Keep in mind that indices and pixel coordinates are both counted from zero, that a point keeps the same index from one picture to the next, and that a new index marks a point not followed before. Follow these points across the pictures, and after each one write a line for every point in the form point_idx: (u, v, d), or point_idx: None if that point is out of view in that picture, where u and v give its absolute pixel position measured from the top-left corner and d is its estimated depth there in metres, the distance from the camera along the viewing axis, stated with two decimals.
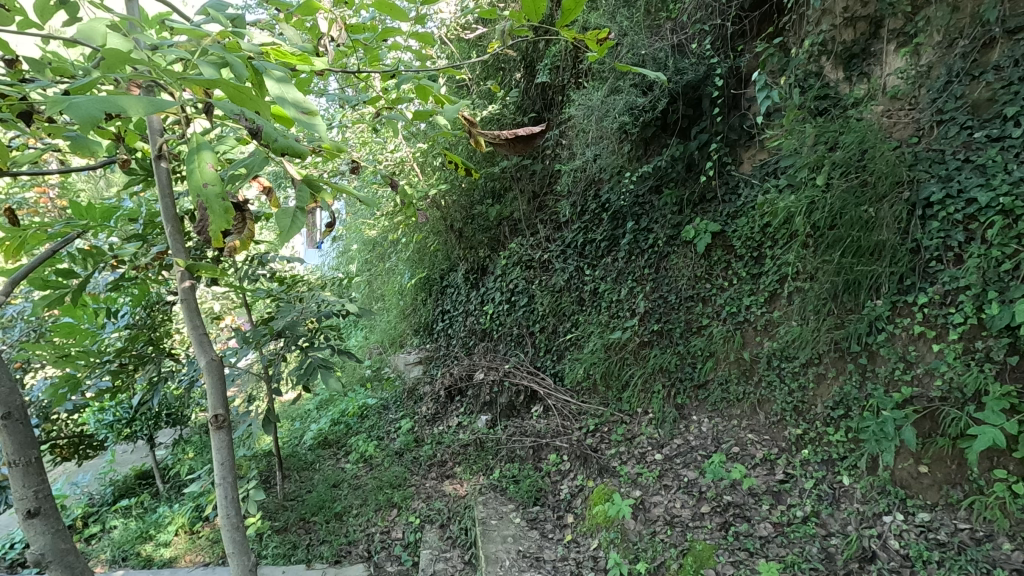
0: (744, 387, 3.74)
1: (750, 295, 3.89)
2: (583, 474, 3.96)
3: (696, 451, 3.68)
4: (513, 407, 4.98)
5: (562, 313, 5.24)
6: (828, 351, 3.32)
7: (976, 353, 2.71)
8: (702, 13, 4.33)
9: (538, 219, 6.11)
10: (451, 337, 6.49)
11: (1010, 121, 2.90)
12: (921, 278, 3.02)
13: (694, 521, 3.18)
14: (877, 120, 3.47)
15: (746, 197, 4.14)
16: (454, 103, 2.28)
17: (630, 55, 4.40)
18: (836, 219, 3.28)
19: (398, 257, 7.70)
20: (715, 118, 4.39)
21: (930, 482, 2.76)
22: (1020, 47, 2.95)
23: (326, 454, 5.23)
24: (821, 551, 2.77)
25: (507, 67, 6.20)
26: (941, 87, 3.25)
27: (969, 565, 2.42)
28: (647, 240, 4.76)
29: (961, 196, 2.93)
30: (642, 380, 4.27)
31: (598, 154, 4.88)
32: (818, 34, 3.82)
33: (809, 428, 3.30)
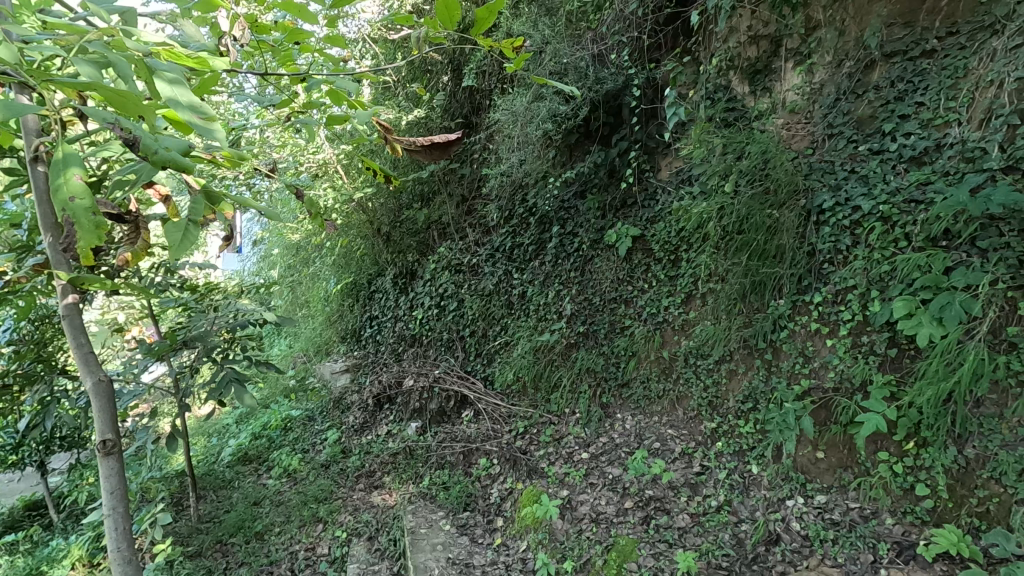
0: (664, 384, 3.90)
1: (668, 297, 4.07)
2: (512, 477, 3.99)
3: (620, 448, 3.81)
4: (444, 413, 4.94)
5: (491, 317, 5.27)
6: (738, 348, 3.52)
7: (862, 346, 2.97)
8: (620, 25, 4.49)
9: (467, 223, 6.10)
10: (379, 343, 6.32)
11: (888, 136, 3.23)
12: (816, 278, 3.29)
13: (617, 516, 3.29)
14: (778, 132, 3.75)
15: (663, 203, 4.35)
16: (368, 109, 2.24)
17: (553, 63, 4.50)
18: (743, 224, 3.49)
19: (323, 262, 7.44)
20: (634, 126, 4.58)
21: (826, 466, 2.99)
22: (895, 69, 3.29)
23: (246, 471, 4.96)
24: (733, 537, 2.94)
25: (434, 70, 6.17)
26: (831, 103, 3.56)
27: (858, 541, 2.66)
28: (573, 244, 4.88)
29: (848, 203, 3.21)
30: (570, 381, 4.37)
31: (524, 159, 4.95)
32: (726, 50, 4.07)
33: (722, 421, 3.48)
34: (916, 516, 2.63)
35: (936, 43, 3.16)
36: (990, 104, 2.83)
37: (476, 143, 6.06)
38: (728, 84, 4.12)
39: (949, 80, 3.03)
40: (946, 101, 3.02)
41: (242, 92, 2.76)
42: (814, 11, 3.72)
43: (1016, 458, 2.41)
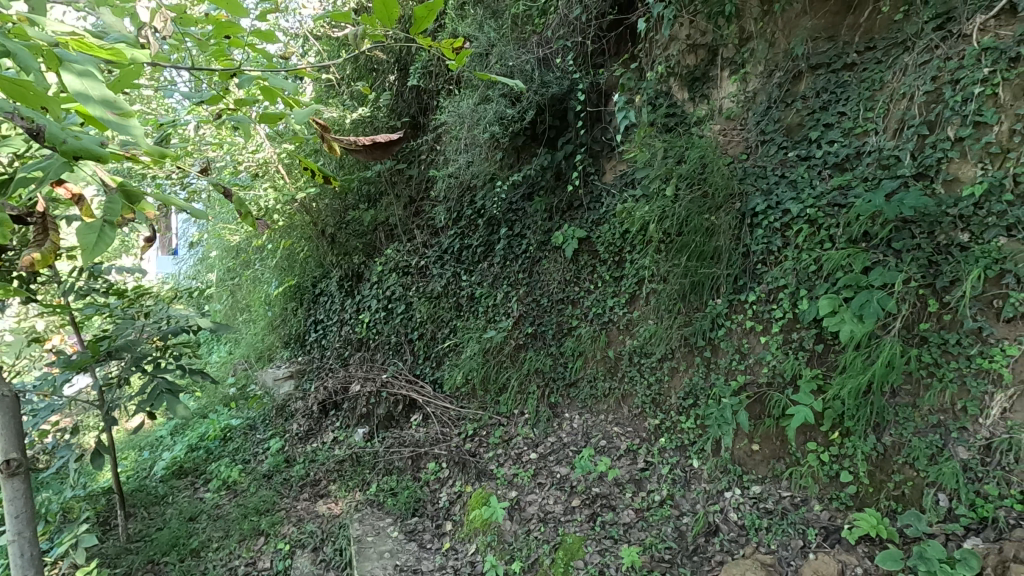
0: (610, 383, 3.98)
1: (613, 297, 4.15)
2: (461, 480, 3.96)
3: (568, 447, 3.86)
4: (392, 417, 4.86)
5: (440, 319, 5.23)
6: (679, 346, 3.63)
7: (793, 342, 3.12)
8: (565, 30, 4.55)
9: (415, 225, 6.03)
10: (325, 348, 6.14)
11: (814, 143, 3.42)
12: (751, 278, 3.44)
13: (565, 515, 3.33)
14: (715, 138, 3.91)
15: (608, 205, 4.45)
16: (304, 107, 2.18)
17: (499, 65, 4.54)
18: (682, 226, 3.61)
19: (265, 265, 7.17)
20: (579, 130, 4.67)
21: (761, 458, 3.11)
22: (820, 80, 3.49)
23: (180, 485, 4.71)
24: (675, 530, 3.02)
25: (380, 69, 6.07)
26: (763, 111, 3.74)
27: (789, 528, 2.78)
28: (521, 245, 4.91)
29: (779, 207, 3.37)
30: (518, 382, 4.39)
31: (471, 160, 4.94)
32: (666, 58, 4.21)
33: (665, 418, 3.57)
34: (841, 502, 2.76)
35: (856, 57, 3.38)
36: (903, 116, 3.05)
37: (423, 144, 6.00)
38: (668, 90, 4.27)
39: (868, 92, 3.25)
40: (864, 111, 3.23)
41: (168, 85, 2.61)
42: (747, 23, 3.90)
43: (927, 444, 2.59)
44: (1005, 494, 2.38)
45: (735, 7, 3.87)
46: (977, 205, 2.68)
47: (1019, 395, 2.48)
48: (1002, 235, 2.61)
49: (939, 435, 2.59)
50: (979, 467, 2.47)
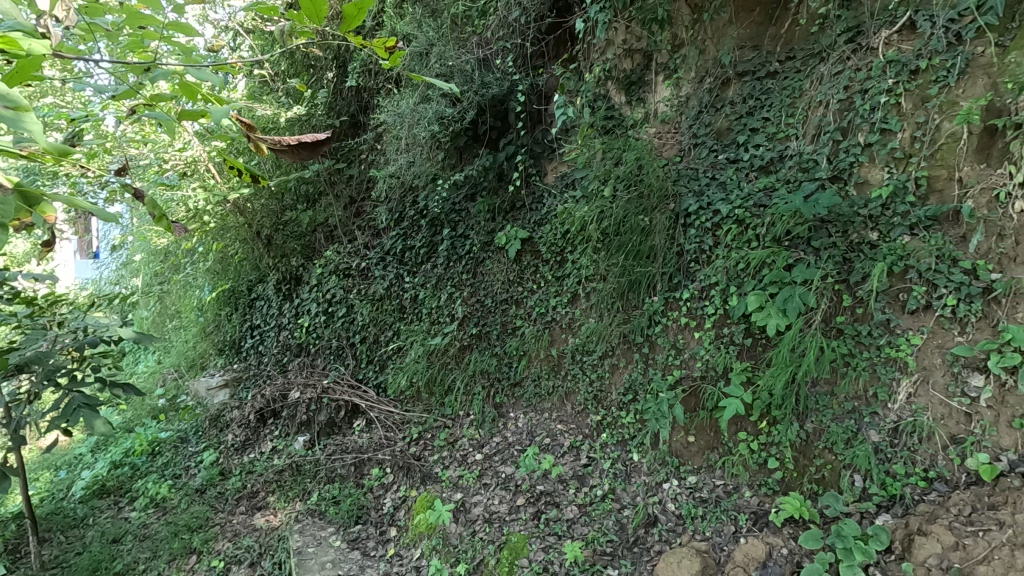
0: (554, 381, 4.03)
1: (556, 297, 4.21)
2: (406, 485, 3.91)
3: (513, 447, 3.88)
4: (334, 424, 4.75)
5: (384, 322, 5.14)
6: (618, 343, 3.73)
7: (724, 337, 3.25)
8: (504, 31, 4.57)
9: (355, 226, 5.89)
10: (262, 354, 5.89)
11: (742, 147, 3.59)
12: (684, 276, 3.57)
13: (510, 514, 3.35)
14: (651, 140, 4.05)
15: (549, 206, 4.53)
16: (227, 104, 2.08)
17: (439, 65, 4.50)
18: (620, 226, 3.71)
19: (195, 268, 6.81)
20: (520, 131, 4.72)
21: (696, 449, 3.22)
22: (746, 87, 3.68)
23: (103, 505, 4.40)
24: (616, 523, 3.09)
25: (318, 66, 5.88)
26: (695, 115, 3.90)
27: (722, 515, 2.87)
28: (464, 246, 4.91)
29: (710, 207, 3.52)
30: (463, 383, 4.38)
31: (411, 160, 4.86)
32: (604, 61, 4.31)
33: (607, 414, 3.65)
34: (769, 487, 2.87)
35: (778, 66, 3.58)
36: (820, 122, 3.25)
37: (364, 144, 5.87)
38: (606, 93, 4.37)
39: (789, 99, 3.46)
40: (786, 117, 3.43)
41: (77, 77, 2.42)
42: (679, 29, 4.06)
43: (843, 429, 2.75)
44: (910, 472, 2.56)
45: (668, 15, 4.02)
46: (884, 206, 2.91)
47: (922, 380, 2.67)
48: (906, 234, 2.84)
49: (854, 420, 2.76)
50: (888, 448, 2.65)
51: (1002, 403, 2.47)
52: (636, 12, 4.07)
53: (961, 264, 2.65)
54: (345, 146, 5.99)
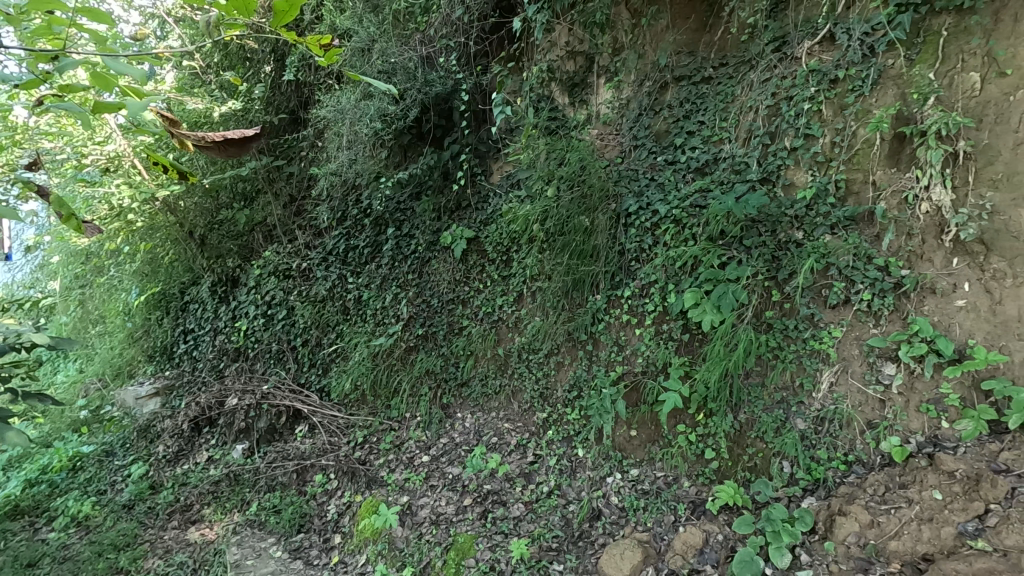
0: (500, 380, 4.05)
1: (501, 296, 4.23)
2: (350, 490, 3.83)
3: (460, 447, 3.87)
4: (274, 430, 4.59)
5: (327, 324, 5.01)
6: (564, 341, 3.78)
7: (663, 333, 3.35)
8: (447, 29, 4.51)
9: (296, 225, 5.71)
10: (196, 360, 5.60)
11: (679, 149, 3.73)
12: (626, 274, 3.67)
13: (457, 515, 3.33)
14: (593, 142, 4.14)
15: (494, 206, 4.55)
16: (147, 96, 1.98)
17: (381, 61, 4.41)
18: (564, 226, 3.79)
19: (121, 271, 6.40)
20: (464, 130, 4.71)
21: (638, 442, 3.30)
22: (682, 91, 3.83)
23: (16, 526, 4.06)
24: (562, 518, 3.14)
25: (253, 58, 5.64)
26: (635, 118, 4.02)
27: (663, 505, 2.96)
28: (409, 246, 4.85)
29: (649, 208, 3.63)
30: (409, 385, 4.33)
31: (354, 158, 4.76)
32: (546, 63, 4.38)
33: (552, 411, 3.70)
34: (706, 477, 2.98)
35: (712, 72, 3.74)
36: (750, 126, 3.42)
37: (304, 141, 5.70)
38: (550, 94, 4.45)
39: (722, 103, 3.61)
40: (719, 121, 3.59)
41: None
42: (620, 34, 4.17)
43: (773, 418, 2.89)
44: (832, 457, 2.71)
45: (608, 18, 4.11)
46: (808, 206, 3.09)
47: (842, 370, 2.84)
48: (827, 233, 3.01)
49: (782, 409, 2.90)
50: (813, 435, 2.80)
51: (911, 390, 2.67)
52: (577, 15, 4.14)
53: (875, 261, 2.85)
54: (284, 143, 5.80)
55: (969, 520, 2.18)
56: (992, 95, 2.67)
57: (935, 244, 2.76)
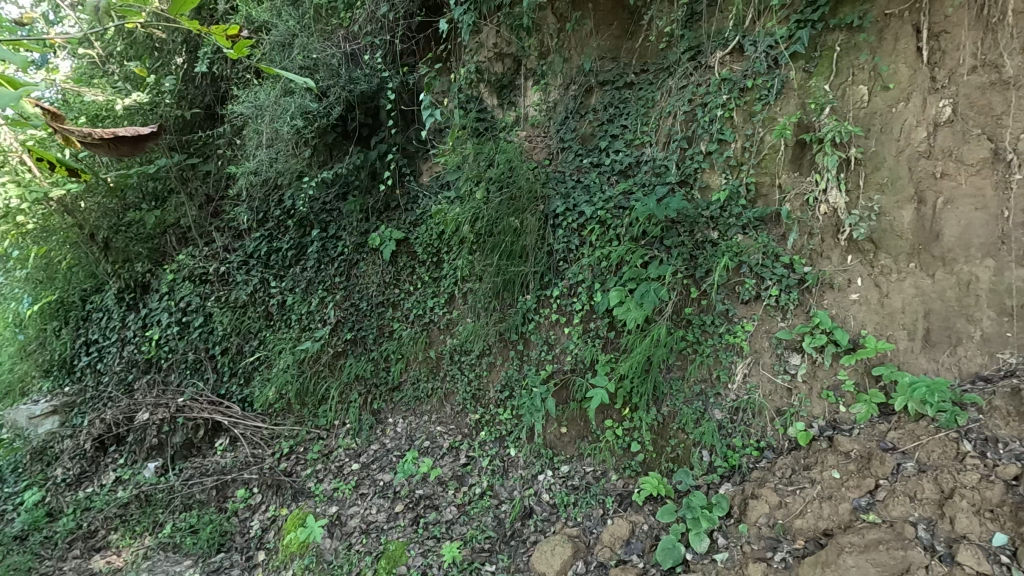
0: (432, 383, 4.01)
1: (432, 298, 4.19)
2: (275, 504, 3.68)
3: (391, 453, 3.80)
4: (191, 445, 4.33)
5: (249, 331, 4.77)
6: (495, 342, 3.80)
7: (590, 331, 3.43)
8: (372, 26, 4.41)
9: (213, 226, 5.39)
10: (101, 374, 5.15)
11: (603, 152, 3.84)
12: (554, 274, 3.73)
13: (388, 522, 3.27)
14: (522, 143, 4.19)
15: (423, 207, 4.50)
16: (26, 89, 1.81)
17: (302, 57, 4.28)
18: (493, 228, 3.81)
19: (9, 277, 5.77)
20: (391, 130, 4.63)
21: (569, 439, 3.37)
22: (606, 96, 3.95)
23: None
24: (494, 518, 3.15)
25: (163, 49, 5.20)
26: (561, 120, 4.10)
27: (592, 499, 3.04)
28: (336, 247, 4.71)
29: (575, 209, 3.71)
30: (338, 391, 4.21)
31: (274, 156, 4.55)
32: (474, 64, 4.39)
33: (485, 412, 3.70)
34: (632, 469, 3.08)
35: (634, 77, 3.88)
36: (669, 131, 3.57)
37: (221, 138, 5.39)
38: (479, 95, 4.46)
39: (643, 108, 3.75)
40: (641, 125, 3.72)
41: None
42: (546, 37, 4.23)
43: (692, 410, 3.02)
44: (746, 444, 2.88)
45: (534, 21, 4.16)
46: (722, 207, 3.26)
47: (754, 362, 3.02)
48: (739, 233, 3.19)
49: (701, 401, 3.05)
50: (729, 424, 2.95)
51: (814, 377, 2.88)
52: (504, 17, 4.15)
53: (782, 259, 3.05)
54: (198, 139, 5.46)
55: (863, 496, 2.37)
56: (878, 107, 2.93)
57: (833, 243, 3.00)
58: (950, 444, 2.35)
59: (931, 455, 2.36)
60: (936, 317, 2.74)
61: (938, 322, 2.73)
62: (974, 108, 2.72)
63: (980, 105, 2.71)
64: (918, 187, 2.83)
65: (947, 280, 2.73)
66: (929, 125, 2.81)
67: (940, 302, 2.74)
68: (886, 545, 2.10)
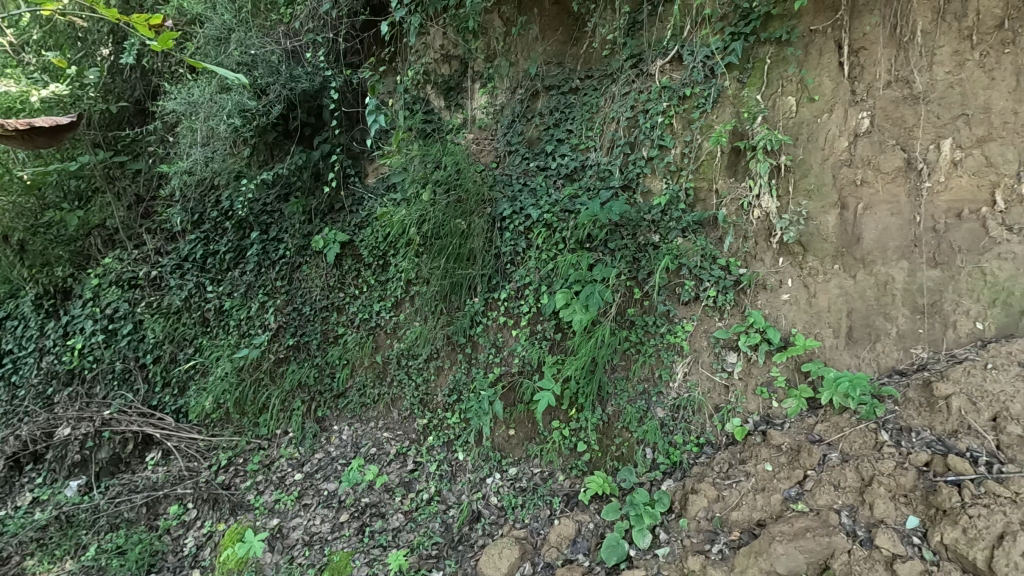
0: (378, 389, 3.93)
1: (379, 302, 4.12)
2: (212, 519, 3.52)
3: (336, 462, 3.71)
4: (120, 461, 4.07)
5: (183, 338, 4.54)
6: (443, 345, 3.77)
7: (537, 333, 3.46)
8: (314, 23, 4.29)
9: (143, 228, 5.09)
10: (16, 388, 4.68)
11: (550, 155, 3.89)
12: (502, 277, 3.73)
13: (332, 533, 3.19)
14: (469, 146, 4.19)
15: (369, 208, 4.43)
16: None
17: (238, 53, 4.12)
18: (440, 230, 3.78)
19: None
20: (335, 130, 4.52)
21: (517, 441, 3.38)
22: (552, 100, 4.01)
23: None
24: (442, 524, 3.12)
25: (86, 39, 4.89)
26: (508, 124, 4.13)
27: (539, 500, 3.06)
28: (278, 250, 4.56)
29: (522, 212, 3.74)
30: (280, 399, 4.07)
31: (210, 156, 4.36)
32: (420, 65, 4.35)
33: (433, 416, 3.66)
34: (578, 469, 3.12)
35: (579, 83, 3.95)
36: (613, 136, 3.65)
37: (152, 135, 5.11)
38: (426, 96, 4.43)
39: (588, 113, 3.82)
40: (586, 130, 3.79)
41: None
42: (492, 40, 4.23)
43: (636, 409, 3.09)
44: (687, 440, 2.97)
45: (481, 24, 4.16)
46: (663, 212, 3.36)
47: (693, 361, 3.12)
48: (679, 236, 3.29)
49: (644, 400, 3.12)
50: (670, 421, 3.04)
51: (749, 375, 3.00)
52: (450, 19, 4.11)
53: (719, 261, 3.18)
54: (127, 136, 5.11)
55: (793, 486, 2.49)
56: (805, 117, 3.10)
57: (766, 245, 3.14)
58: (869, 434, 2.50)
59: (853, 445, 2.51)
60: (858, 315, 2.91)
61: (860, 320, 2.90)
62: (889, 120, 2.92)
63: (895, 117, 2.91)
64: (841, 193, 3.01)
65: (867, 281, 2.92)
66: (850, 135, 2.99)
67: (861, 301, 2.92)
68: (814, 532, 2.22)
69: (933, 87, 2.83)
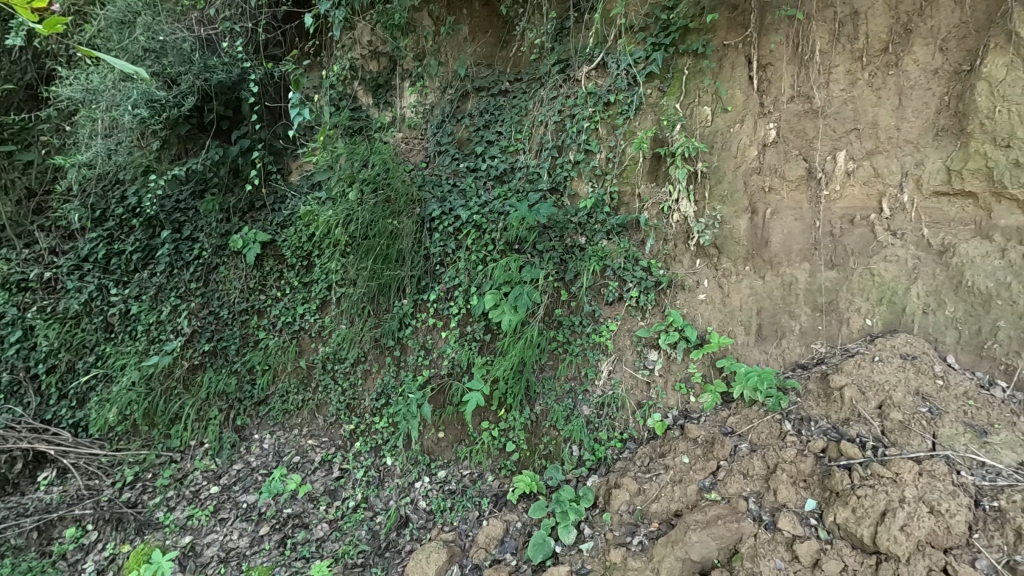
0: (302, 395, 3.79)
1: (303, 304, 3.98)
2: (115, 541, 3.26)
3: (256, 472, 3.55)
4: (5, 482, 3.68)
5: (83, 345, 4.16)
6: (371, 348, 3.69)
7: (467, 334, 3.44)
8: (231, 11, 4.07)
9: (35, 225, 4.56)
10: None
11: (479, 157, 3.89)
12: (431, 278, 3.69)
13: (251, 547, 3.05)
14: (397, 146, 4.13)
15: (292, 207, 4.26)
16: None
17: (145, 38, 3.88)
18: (368, 230, 3.68)
19: None
20: (255, 124, 4.32)
21: (446, 443, 3.36)
22: (482, 102, 4.02)
23: None
24: (368, 532, 3.04)
25: None
26: (437, 124, 4.09)
27: (468, 502, 3.05)
28: (191, 251, 4.28)
29: (451, 213, 3.72)
30: (194, 409, 3.83)
31: (113, 148, 4.05)
32: (347, 61, 4.23)
33: (360, 422, 3.57)
34: (507, 469, 3.14)
35: (508, 85, 4.00)
36: (541, 139, 3.70)
37: (46, 123, 4.62)
38: (353, 93, 4.32)
39: (517, 116, 3.86)
40: (515, 133, 3.82)
41: None
42: (421, 37, 4.18)
43: (563, 407, 3.15)
44: (611, 436, 3.06)
45: (409, 22, 4.10)
46: (589, 214, 3.44)
47: (617, 359, 3.22)
48: (604, 238, 3.39)
49: (571, 398, 3.19)
50: (596, 419, 3.11)
51: (669, 371, 3.13)
52: (377, 14, 4.03)
53: (641, 263, 3.30)
54: (15, 123, 4.57)
55: (707, 477, 2.62)
56: (719, 127, 3.27)
57: (684, 248, 3.30)
58: (775, 425, 2.68)
59: (761, 435, 2.68)
60: (766, 314, 3.11)
61: (768, 318, 3.10)
62: (792, 132, 3.15)
63: (797, 130, 3.15)
64: (751, 199, 3.21)
65: (774, 281, 3.13)
66: (759, 145, 3.20)
67: (769, 300, 3.12)
68: (724, 519, 2.36)
69: (829, 103, 3.08)
